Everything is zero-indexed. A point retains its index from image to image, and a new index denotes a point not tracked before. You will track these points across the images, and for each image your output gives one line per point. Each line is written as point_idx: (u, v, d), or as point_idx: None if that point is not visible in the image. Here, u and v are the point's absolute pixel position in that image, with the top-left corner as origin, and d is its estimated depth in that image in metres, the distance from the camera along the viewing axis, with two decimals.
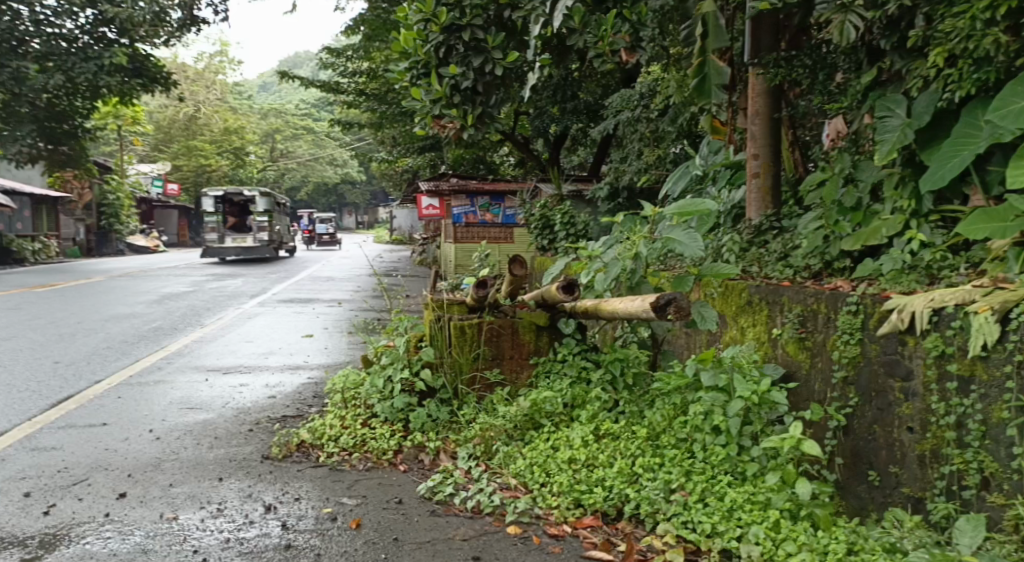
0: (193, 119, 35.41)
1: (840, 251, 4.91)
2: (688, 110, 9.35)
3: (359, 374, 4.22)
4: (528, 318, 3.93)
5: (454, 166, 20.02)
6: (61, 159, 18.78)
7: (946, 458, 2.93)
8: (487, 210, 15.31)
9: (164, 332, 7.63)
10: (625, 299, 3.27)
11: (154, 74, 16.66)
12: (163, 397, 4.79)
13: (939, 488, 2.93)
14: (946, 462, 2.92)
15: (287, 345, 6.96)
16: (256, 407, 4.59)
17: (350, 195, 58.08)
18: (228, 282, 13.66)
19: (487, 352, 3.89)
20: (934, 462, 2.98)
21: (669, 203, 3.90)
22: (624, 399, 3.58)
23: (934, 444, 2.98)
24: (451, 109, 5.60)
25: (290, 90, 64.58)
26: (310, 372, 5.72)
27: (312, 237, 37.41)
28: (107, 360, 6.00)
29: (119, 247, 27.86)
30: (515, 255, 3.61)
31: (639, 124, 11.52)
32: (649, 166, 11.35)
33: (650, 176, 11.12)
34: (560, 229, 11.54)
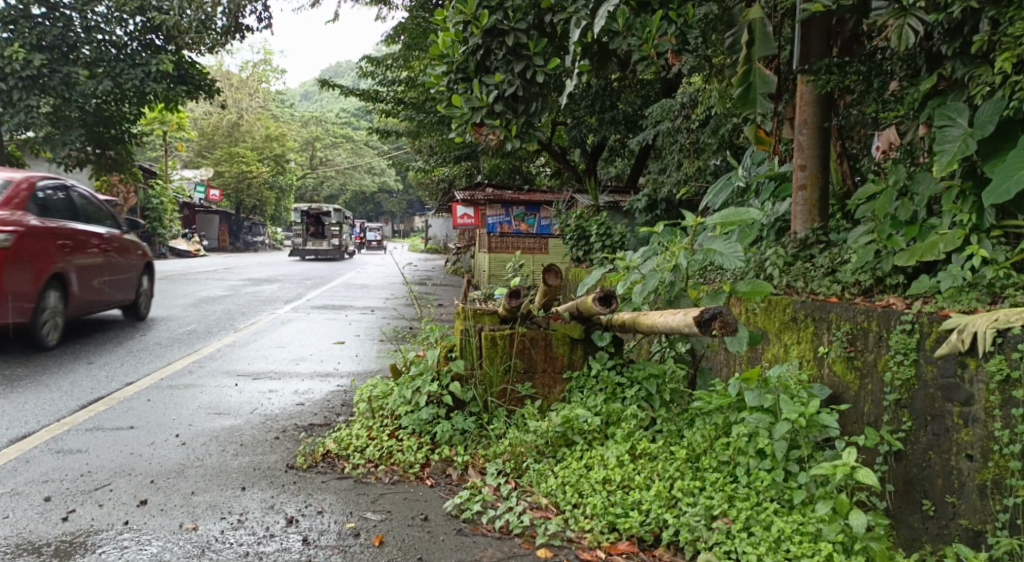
0: (236, 126, 36.10)
1: (892, 267, 4.69)
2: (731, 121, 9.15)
3: (388, 384, 4.11)
4: (562, 330, 3.79)
5: (490, 175, 20.01)
6: (107, 164, 19.24)
7: (1010, 490, 2.72)
8: (522, 220, 15.28)
9: (198, 335, 7.64)
10: (665, 313, 3.08)
11: (199, 81, 16.96)
12: (192, 401, 4.75)
13: (1002, 521, 2.71)
14: (1010, 495, 2.70)
15: (318, 351, 6.90)
16: (283, 414, 4.51)
17: (387, 203, 58.59)
18: (264, 286, 13.75)
19: (519, 365, 3.75)
20: (997, 493, 2.77)
21: (711, 213, 3.70)
22: (662, 417, 3.40)
23: (996, 474, 2.77)
24: (492, 118, 5.48)
25: (331, 99, 65.51)
26: (340, 379, 5.64)
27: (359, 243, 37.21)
28: (140, 362, 5.99)
29: (162, 251, 28.39)
30: (550, 264, 3.45)
31: (680, 135, 11.34)
32: (689, 177, 11.13)
33: (690, 187, 10.91)
34: (596, 241, 11.36)
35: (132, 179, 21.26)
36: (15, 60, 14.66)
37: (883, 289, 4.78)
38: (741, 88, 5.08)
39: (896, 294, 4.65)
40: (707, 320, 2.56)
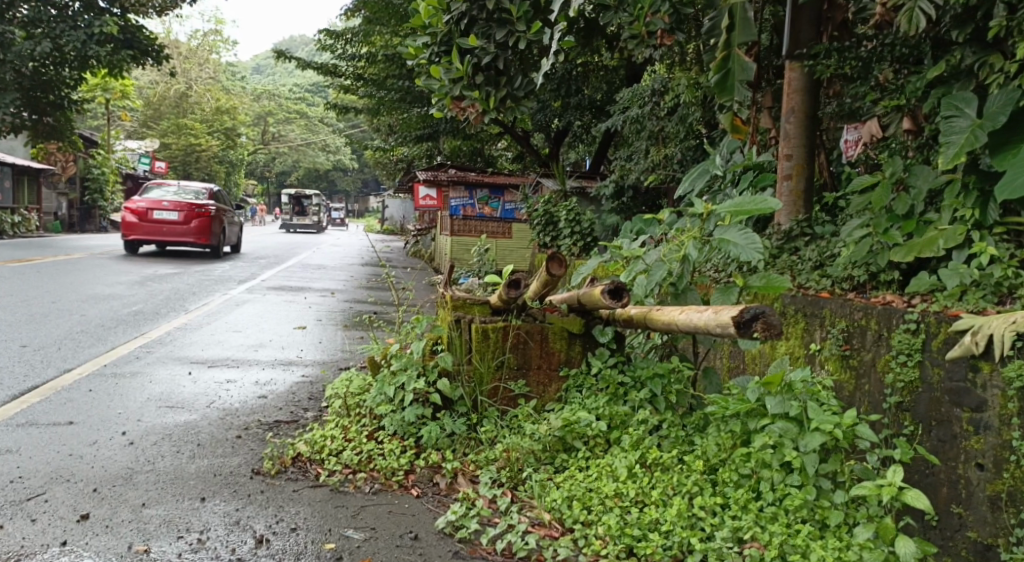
0: (184, 97, 34.84)
1: (887, 262, 4.41)
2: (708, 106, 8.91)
3: (365, 378, 3.77)
4: (558, 323, 3.51)
5: (451, 156, 19.54)
6: (45, 130, 18.23)
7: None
8: (486, 203, 14.83)
9: (144, 317, 7.11)
10: (686, 308, 2.80)
11: (146, 47, 16.15)
12: (140, 392, 4.31)
13: (1017, 536, 2.60)
14: None
15: (278, 337, 6.46)
16: (245, 408, 4.11)
17: (342, 182, 57.48)
18: (214, 265, 13.09)
19: (513, 360, 3.48)
20: (1010, 505, 2.66)
21: (724, 200, 3.46)
22: (671, 420, 3.14)
23: (1011, 485, 2.65)
24: (472, 90, 5.17)
25: (285, 73, 63.61)
26: (304, 370, 5.22)
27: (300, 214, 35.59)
28: (80, 346, 5.48)
29: (102, 225, 27.11)
30: (554, 251, 3.13)
31: (651, 121, 11.01)
32: (657, 165, 10.82)
33: (658, 175, 10.58)
34: (563, 227, 11.00)
35: (72, 148, 20.22)
36: None
37: (877, 286, 4.49)
38: (720, 73, 4.77)
39: (890, 292, 4.35)
40: (750, 321, 2.26)
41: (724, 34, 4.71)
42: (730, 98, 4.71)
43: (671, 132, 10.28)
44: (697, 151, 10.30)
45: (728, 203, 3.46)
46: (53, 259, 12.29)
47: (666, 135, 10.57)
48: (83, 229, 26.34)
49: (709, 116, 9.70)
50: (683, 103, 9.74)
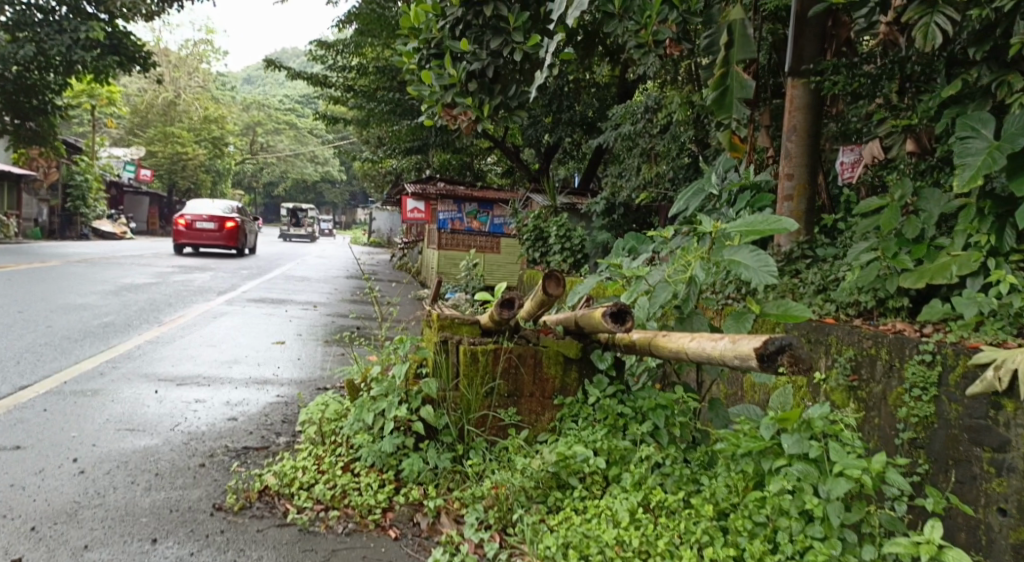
0: (172, 105, 34.46)
1: (897, 288, 4.14)
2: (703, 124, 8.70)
3: (342, 402, 3.48)
4: (553, 347, 3.26)
5: (441, 170, 19.27)
6: (27, 135, 17.84)
7: None
8: (475, 217, 14.58)
9: (115, 329, 6.78)
10: (694, 335, 2.53)
11: (133, 53, 15.87)
12: (99, 412, 4.00)
13: None
14: None
15: (255, 353, 6.16)
16: (212, 432, 3.81)
17: (330, 194, 57.06)
18: (194, 275, 12.73)
19: (503, 386, 3.22)
20: None
21: (735, 219, 3.22)
22: (674, 455, 2.88)
23: None
24: (465, 97, 4.89)
25: (275, 84, 63.18)
26: (279, 389, 4.92)
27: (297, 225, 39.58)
28: (41, 360, 5.15)
29: (84, 232, 26.58)
30: (552, 269, 2.87)
31: (642, 138, 10.81)
32: (649, 183, 10.60)
33: (650, 193, 10.37)
34: (553, 243, 10.73)
35: (54, 154, 19.79)
36: None
37: (885, 313, 4.24)
38: (717, 90, 4.57)
39: (900, 319, 4.10)
40: (775, 353, 2.00)
41: (723, 51, 4.55)
42: (728, 115, 4.51)
43: (663, 149, 10.09)
44: (690, 170, 10.10)
45: (740, 222, 3.22)
46: (26, 267, 11.89)
47: (658, 152, 10.36)
48: (64, 236, 25.81)
49: (703, 134, 9.51)
50: (676, 121, 9.55)
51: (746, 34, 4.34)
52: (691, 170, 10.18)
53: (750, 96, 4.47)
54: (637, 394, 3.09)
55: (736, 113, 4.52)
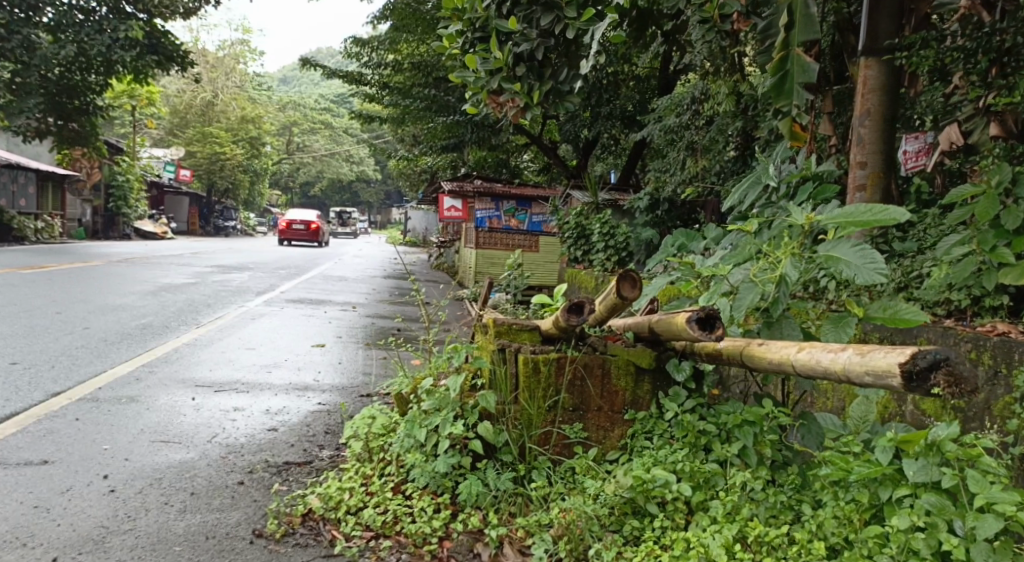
0: (210, 105, 34.83)
1: (996, 285, 3.61)
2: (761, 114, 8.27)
3: (390, 416, 3.20)
4: (623, 355, 2.90)
5: (477, 167, 19.00)
6: (69, 136, 17.98)
7: None
8: (513, 215, 14.27)
9: (152, 330, 6.61)
10: (795, 347, 2.17)
11: (171, 52, 15.91)
12: (133, 421, 3.78)
13: None
14: None
15: (295, 356, 5.94)
16: (252, 444, 3.57)
17: (365, 194, 57.32)
18: (232, 275, 12.67)
19: (568, 400, 2.88)
20: None
21: (830, 209, 2.84)
22: (766, 479, 2.53)
23: None
24: (512, 83, 4.57)
25: (311, 83, 63.56)
26: (320, 396, 4.68)
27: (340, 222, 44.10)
28: (76, 363, 4.98)
29: (126, 232, 26.94)
30: (629, 269, 2.52)
31: (688, 130, 10.39)
32: (694, 177, 10.17)
33: (696, 188, 9.98)
34: (597, 241, 10.29)
35: (97, 155, 19.94)
36: None
37: (981, 312, 3.74)
38: (777, 74, 4.07)
39: (999, 320, 3.60)
40: (927, 372, 1.66)
41: (781, 32, 4.06)
42: (788, 103, 4.00)
43: (710, 142, 9.69)
44: (738, 163, 9.66)
45: (834, 212, 2.84)
46: (67, 267, 11.86)
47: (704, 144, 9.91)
48: (106, 236, 26.18)
49: (753, 125, 9.07)
50: (724, 111, 9.13)
51: (809, 11, 3.89)
52: (739, 163, 9.78)
53: (813, 81, 3.96)
54: (721, 409, 2.74)
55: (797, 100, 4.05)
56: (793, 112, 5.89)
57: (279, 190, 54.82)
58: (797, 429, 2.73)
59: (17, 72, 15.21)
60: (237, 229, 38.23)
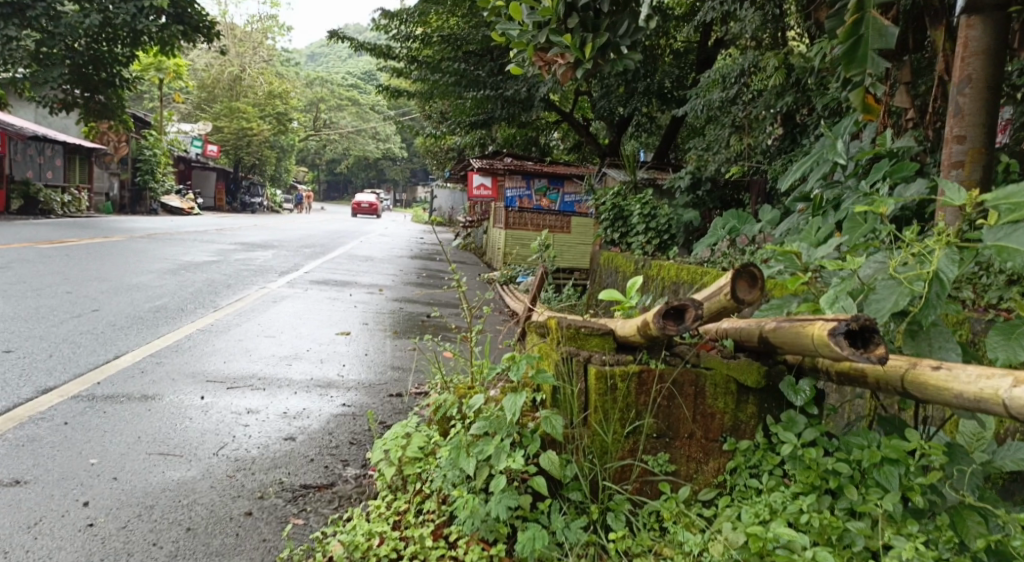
0: (238, 80, 34.42)
1: None
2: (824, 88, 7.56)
3: (429, 436, 2.66)
4: (723, 371, 2.31)
5: (506, 144, 18.35)
6: (96, 108, 17.57)
7: None
8: (544, 195, 13.69)
9: (166, 314, 6.13)
10: (1001, 381, 1.57)
11: (197, 23, 15.49)
12: (128, 429, 3.28)
13: None
14: None
15: (317, 346, 5.43)
16: (265, 459, 3.08)
17: (390, 172, 56.78)
18: (256, 253, 12.21)
19: (654, 425, 2.30)
20: None
21: (999, 189, 2.21)
22: (916, 539, 1.94)
23: None
24: (562, 35, 3.93)
25: (338, 59, 63.01)
26: (344, 396, 4.18)
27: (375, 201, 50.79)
28: (77, 352, 4.52)
29: (153, 207, 26.71)
30: (749, 265, 1.93)
31: (735, 107, 9.57)
32: (738, 156, 9.44)
33: (741, 167, 9.26)
34: (636, 223, 9.50)
35: (123, 129, 19.53)
36: None
37: None
38: (848, 40, 3.71)
39: None
40: None
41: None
42: (861, 72, 3.67)
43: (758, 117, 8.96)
44: (787, 141, 8.92)
45: (1004, 192, 2.21)
46: (87, 242, 11.47)
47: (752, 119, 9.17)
48: (134, 211, 25.95)
49: (806, 100, 8.34)
50: (777, 85, 8.41)
51: None
52: (788, 140, 8.98)
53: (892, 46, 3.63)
54: (851, 442, 2.14)
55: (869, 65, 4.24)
56: (868, 83, 5.37)
57: (304, 167, 54.48)
58: (944, 471, 2.11)
59: (42, 42, 14.75)
60: (264, 206, 37.94)
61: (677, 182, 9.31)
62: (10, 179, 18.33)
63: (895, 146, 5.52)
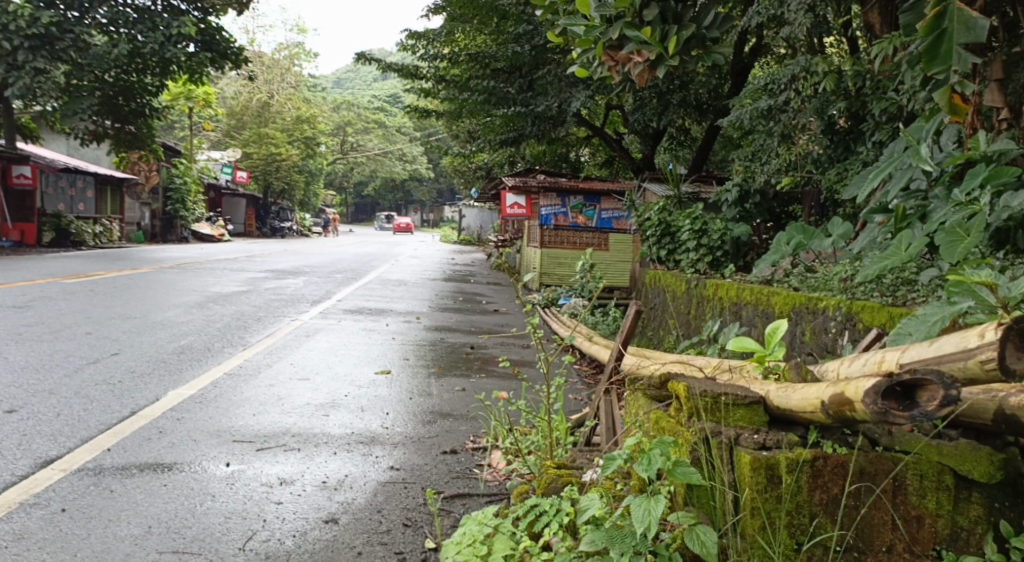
0: (267, 106, 34.44)
1: None
2: (892, 90, 6.95)
3: (516, 535, 2.02)
4: (936, 456, 1.67)
5: (537, 160, 17.82)
6: (126, 139, 17.31)
7: None
8: (580, 212, 12.89)
9: (191, 356, 5.61)
10: None
11: (225, 49, 15.31)
12: (141, 514, 2.72)
13: None
14: None
15: (356, 391, 4.83)
16: (302, 553, 2.49)
17: (417, 192, 56.43)
18: (287, 282, 11.73)
19: (843, 536, 1.65)
20: None
21: None
22: None
23: None
24: (639, 30, 3.68)
25: (363, 83, 63.24)
26: (390, 456, 3.58)
27: (388, 217, 52.71)
28: (89, 409, 3.98)
29: (185, 235, 26.53)
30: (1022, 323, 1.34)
31: (782, 114, 8.53)
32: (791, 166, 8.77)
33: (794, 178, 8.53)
34: (684, 240, 8.02)
35: (153, 158, 19.31)
36: (21, 17, 13.45)
37: None
38: (931, 35, 3.85)
39: None
40: None
41: None
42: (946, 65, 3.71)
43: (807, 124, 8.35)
44: (840, 148, 8.19)
45: None
46: (115, 275, 11.09)
47: (799, 125, 8.40)
48: (166, 240, 25.80)
49: (862, 106, 7.66)
50: (831, 90, 7.83)
51: None
52: (840, 148, 8.21)
53: (979, 40, 3.72)
54: None
55: (957, 62, 3.78)
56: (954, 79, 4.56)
57: (332, 190, 54.47)
58: None
59: (72, 73, 14.61)
60: (293, 230, 37.82)
61: (722, 194, 8.34)
62: (43, 212, 18.20)
63: (991, 150, 4.65)
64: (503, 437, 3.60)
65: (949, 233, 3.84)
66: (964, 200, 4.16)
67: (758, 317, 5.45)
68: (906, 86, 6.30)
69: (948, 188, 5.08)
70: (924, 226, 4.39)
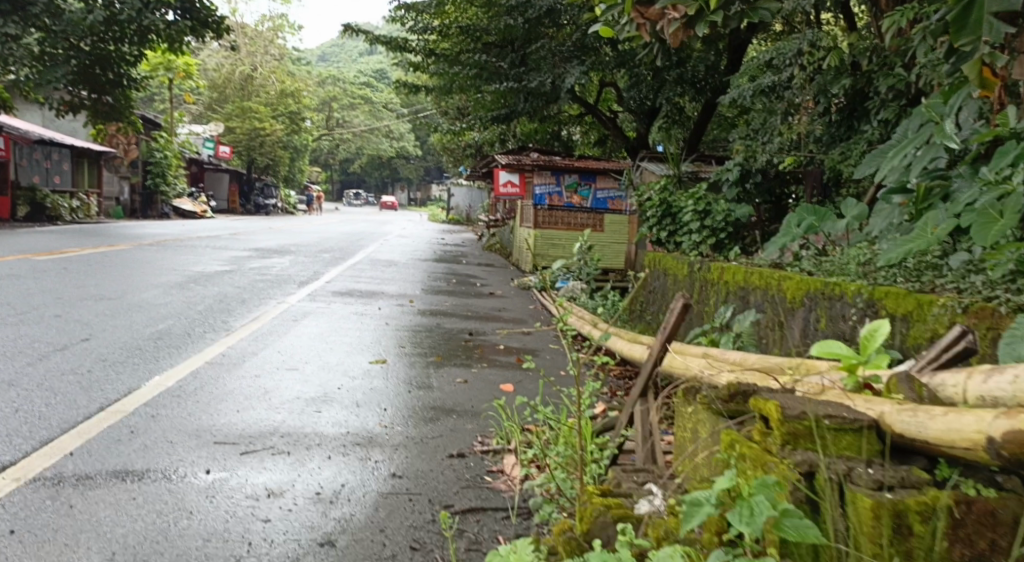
0: (250, 80, 33.56)
1: None
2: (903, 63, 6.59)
3: None
4: None
5: (528, 137, 17.34)
6: (104, 110, 16.66)
7: None
8: (575, 191, 12.50)
9: (170, 342, 5.18)
10: None
11: (207, 18, 14.67)
12: (99, 538, 2.31)
13: None
14: None
15: (349, 383, 4.43)
16: None
17: (404, 170, 55.66)
18: (273, 261, 11.28)
19: None
20: None
21: None
22: None
23: None
24: None
25: (350, 58, 62.17)
26: (388, 461, 3.19)
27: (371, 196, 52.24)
28: (51, 405, 3.57)
29: (165, 210, 25.85)
30: None
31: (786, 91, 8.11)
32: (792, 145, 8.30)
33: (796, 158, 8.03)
34: (686, 221, 7.48)
35: (132, 130, 18.66)
36: None
37: None
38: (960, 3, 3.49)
39: None
40: None
41: None
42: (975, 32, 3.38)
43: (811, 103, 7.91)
44: (843, 128, 7.71)
45: None
46: (90, 251, 10.59)
47: (801, 103, 7.97)
48: (145, 215, 25.14)
49: (868, 83, 7.23)
50: (838, 66, 7.43)
51: None
52: (842, 127, 7.71)
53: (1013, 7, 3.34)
54: None
55: (988, 32, 3.44)
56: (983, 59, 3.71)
57: (318, 167, 53.52)
58: None
59: (46, 40, 13.97)
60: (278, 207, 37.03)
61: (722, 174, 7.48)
62: (17, 185, 17.54)
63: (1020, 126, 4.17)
64: (520, 442, 3.24)
65: (982, 215, 3.45)
66: (995, 180, 3.71)
67: (768, 303, 4.83)
68: (919, 60, 5.89)
69: (973, 166, 4.69)
70: (950, 207, 3.99)
